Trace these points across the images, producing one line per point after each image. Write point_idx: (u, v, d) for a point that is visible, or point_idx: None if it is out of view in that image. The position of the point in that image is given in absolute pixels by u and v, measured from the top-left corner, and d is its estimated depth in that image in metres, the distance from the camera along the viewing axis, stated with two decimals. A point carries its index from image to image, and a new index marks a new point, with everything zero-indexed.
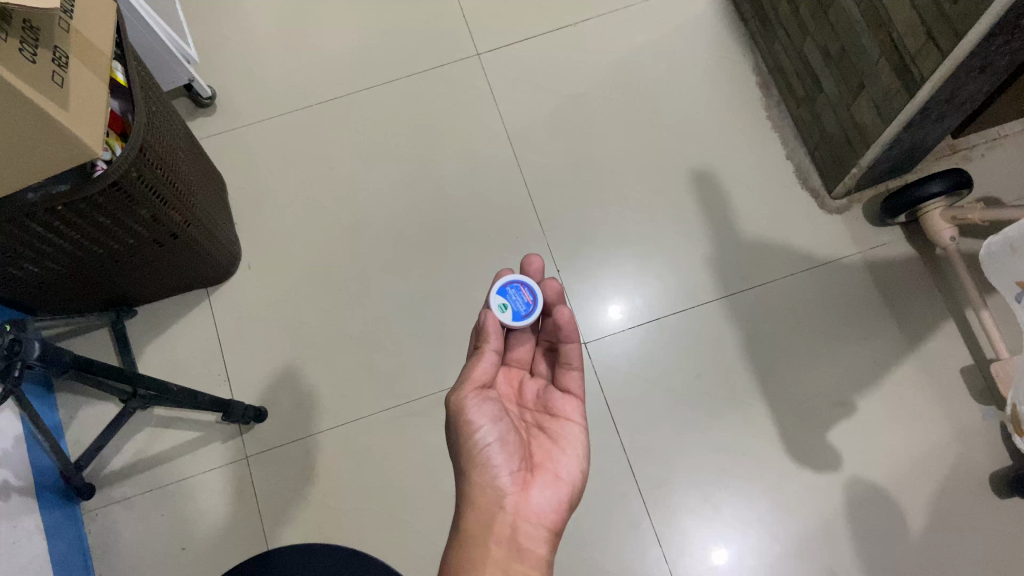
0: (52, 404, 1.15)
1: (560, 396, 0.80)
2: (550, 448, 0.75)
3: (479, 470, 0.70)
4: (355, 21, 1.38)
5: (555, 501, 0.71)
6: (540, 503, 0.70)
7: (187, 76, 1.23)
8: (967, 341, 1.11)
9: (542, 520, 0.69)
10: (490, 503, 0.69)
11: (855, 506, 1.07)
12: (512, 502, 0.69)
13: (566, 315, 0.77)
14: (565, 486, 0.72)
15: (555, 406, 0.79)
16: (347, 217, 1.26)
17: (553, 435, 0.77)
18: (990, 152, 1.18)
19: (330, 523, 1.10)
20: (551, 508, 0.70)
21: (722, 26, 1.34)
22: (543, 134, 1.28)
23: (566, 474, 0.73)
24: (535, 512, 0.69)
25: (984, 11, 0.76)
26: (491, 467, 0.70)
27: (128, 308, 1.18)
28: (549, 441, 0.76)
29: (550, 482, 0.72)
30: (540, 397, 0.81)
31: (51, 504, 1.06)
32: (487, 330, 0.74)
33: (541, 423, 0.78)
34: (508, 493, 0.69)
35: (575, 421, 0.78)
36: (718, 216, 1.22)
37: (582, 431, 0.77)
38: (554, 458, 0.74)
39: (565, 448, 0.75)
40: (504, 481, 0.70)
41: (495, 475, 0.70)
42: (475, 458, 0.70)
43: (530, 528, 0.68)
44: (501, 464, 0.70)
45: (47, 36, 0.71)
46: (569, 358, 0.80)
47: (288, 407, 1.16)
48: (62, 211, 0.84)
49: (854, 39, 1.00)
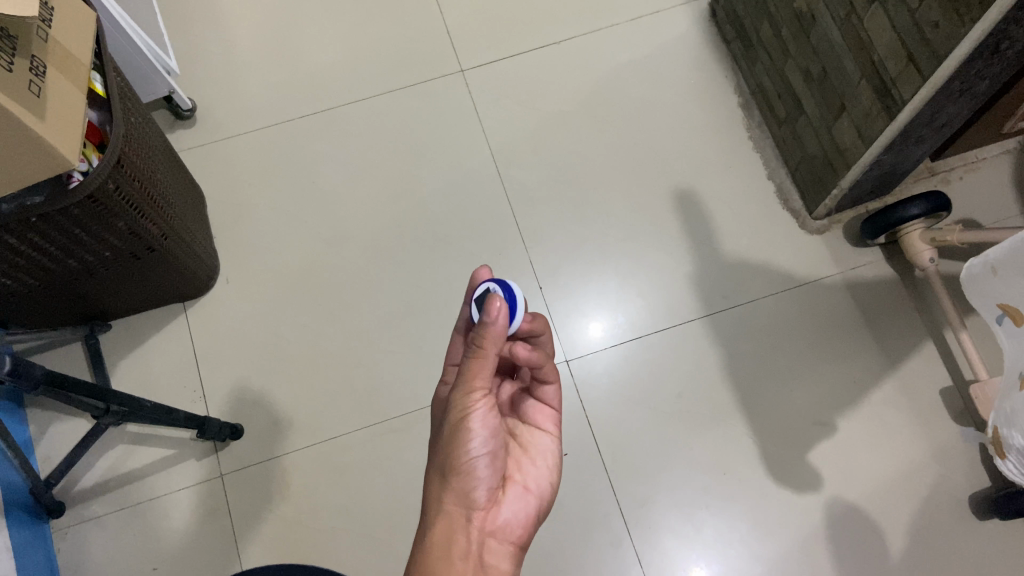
0: (22, 420, 1.12)
1: (536, 405, 0.80)
2: (521, 457, 0.76)
3: (461, 479, 0.67)
4: (339, 36, 1.38)
5: (524, 517, 0.71)
6: (509, 517, 0.70)
7: (168, 88, 1.22)
8: (945, 362, 1.12)
9: (509, 536, 0.69)
10: (461, 515, 0.67)
11: (836, 526, 1.07)
12: (481, 516, 0.68)
13: (521, 352, 0.72)
14: (534, 500, 0.73)
15: (531, 415, 0.80)
16: (328, 231, 1.25)
17: (524, 443, 0.78)
18: (967, 175, 1.20)
19: (306, 543, 1.08)
20: (518, 523, 0.71)
21: (705, 46, 1.35)
22: (526, 151, 1.28)
23: (536, 487, 0.74)
24: (502, 527, 0.69)
25: (965, 35, 0.77)
26: (474, 479, 0.68)
27: (102, 323, 1.16)
28: (520, 449, 0.77)
29: (521, 495, 0.72)
30: (515, 404, 0.82)
31: (20, 523, 1.03)
32: (496, 331, 0.63)
33: (513, 429, 0.78)
34: (479, 506, 0.68)
35: (547, 433, 0.79)
36: (700, 235, 1.22)
37: (553, 444, 0.78)
38: (525, 469, 0.75)
39: (534, 458, 0.77)
40: (480, 494, 0.68)
41: (474, 488, 0.68)
42: (461, 467, 0.67)
43: (496, 544, 0.68)
44: (484, 477, 0.68)
45: (25, 44, 0.70)
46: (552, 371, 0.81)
47: (265, 425, 1.14)
48: (35, 223, 0.82)
49: (835, 62, 1.01)
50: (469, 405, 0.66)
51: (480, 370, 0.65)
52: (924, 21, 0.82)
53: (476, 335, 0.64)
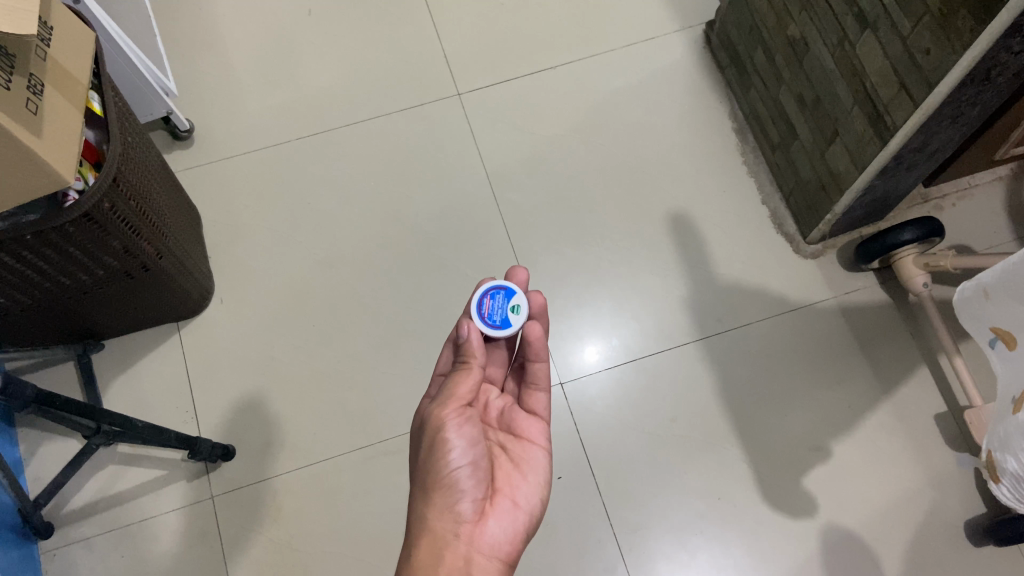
0: (12, 439, 1.11)
1: (525, 417, 0.80)
2: (512, 472, 0.75)
3: (443, 494, 0.68)
4: (337, 59, 1.39)
5: (511, 532, 0.70)
6: (497, 533, 0.69)
7: (166, 109, 1.22)
8: (940, 388, 1.12)
9: (496, 552, 0.68)
10: (448, 530, 0.67)
11: (832, 552, 1.06)
12: (469, 530, 0.68)
13: (537, 330, 0.79)
14: (523, 515, 0.72)
15: (521, 427, 0.79)
16: (323, 252, 1.25)
17: (515, 458, 0.77)
18: (960, 202, 1.21)
19: (297, 566, 1.07)
20: (506, 540, 0.69)
21: (700, 72, 1.36)
22: (521, 174, 1.29)
23: (525, 503, 0.73)
24: (490, 544, 0.68)
25: (955, 62, 0.78)
26: (456, 492, 0.68)
27: (94, 342, 1.15)
28: (511, 464, 0.76)
29: (509, 511, 0.71)
30: (504, 414, 0.81)
31: (8, 543, 1.02)
32: (472, 347, 0.72)
33: (504, 443, 0.78)
34: (465, 520, 0.68)
35: (539, 447, 0.78)
36: (695, 258, 1.22)
37: (545, 457, 0.78)
38: (515, 483, 0.74)
39: (526, 473, 0.75)
40: (466, 508, 0.68)
41: (457, 501, 0.68)
42: (442, 480, 0.68)
43: (485, 561, 0.67)
44: (466, 489, 0.68)
45: (23, 63, 0.71)
46: (537, 379, 0.82)
47: (257, 447, 1.13)
48: (30, 241, 0.82)
49: (828, 87, 1.02)
50: (445, 416, 0.69)
51: (464, 382, 0.71)
52: (916, 48, 0.83)
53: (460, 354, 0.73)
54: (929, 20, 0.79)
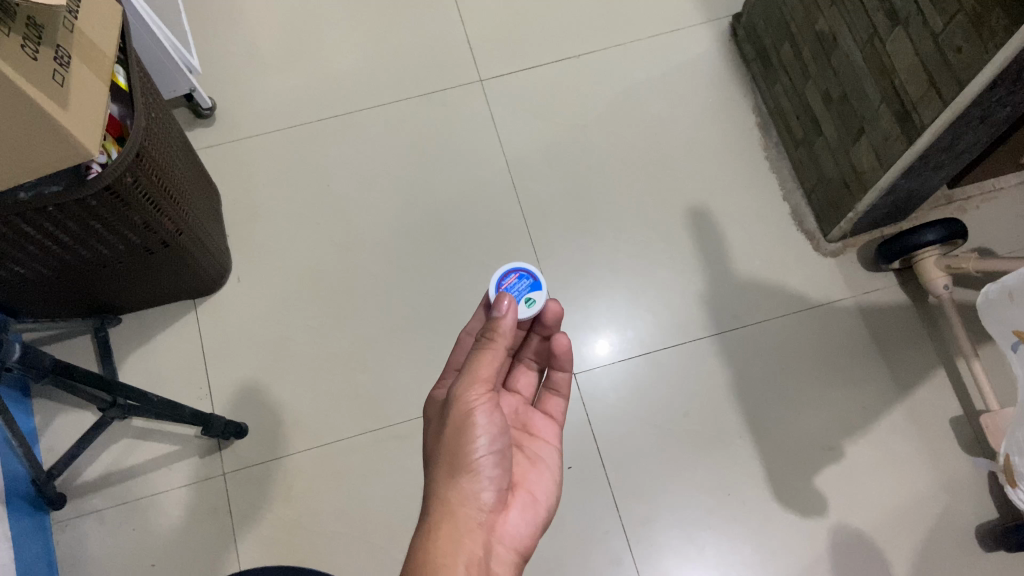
0: (28, 409, 1.12)
1: (541, 419, 0.83)
2: (528, 467, 0.77)
3: (470, 480, 0.68)
4: (360, 42, 1.39)
5: (530, 526, 0.72)
6: (516, 526, 0.71)
7: (189, 86, 1.22)
8: (957, 392, 1.11)
9: (515, 544, 0.70)
10: (473, 519, 0.66)
11: (840, 552, 1.05)
12: (491, 521, 0.68)
13: (565, 344, 0.81)
14: (541, 510, 0.74)
15: (535, 427, 0.82)
16: (340, 235, 1.25)
17: (531, 455, 0.78)
18: (984, 204, 1.19)
19: (305, 545, 1.08)
20: (525, 532, 0.71)
21: (725, 64, 1.34)
22: (541, 164, 1.28)
23: (543, 497, 0.75)
24: (510, 535, 0.70)
25: (986, 62, 0.77)
26: (481, 478, 0.68)
27: (112, 316, 1.16)
28: (527, 460, 0.77)
29: (529, 504, 0.73)
30: (520, 414, 0.83)
31: (19, 513, 1.03)
32: (502, 329, 0.70)
33: (519, 440, 0.80)
34: (488, 509, 0.68)
35: (553, 447, 0.80)
36: (713, 252, 1.21)
37: (558, 455, 0.80)
38: (532, 478, 0.76)
39: (542, 469, 0.77)
40: (487, 496, 0.68)
41: (479, 488, 0.68)
42: (469, 465, 0.67)
43: (504, 552, 0.68)
44: (490, 477, 0.69)
45: (51, 34, 0.71)
46: (558, 384, 0.85)
47: (269, 426, 1.14)
48: (52, 212, 0.83)
49: (856, 84, 1.01)
50: (473, 400, 0.68)
51: (489, 363, 0.69)
52: (947, 47, 0.82)
53: (486, 331, 0.71)
54: (962, 19, 0.78)
